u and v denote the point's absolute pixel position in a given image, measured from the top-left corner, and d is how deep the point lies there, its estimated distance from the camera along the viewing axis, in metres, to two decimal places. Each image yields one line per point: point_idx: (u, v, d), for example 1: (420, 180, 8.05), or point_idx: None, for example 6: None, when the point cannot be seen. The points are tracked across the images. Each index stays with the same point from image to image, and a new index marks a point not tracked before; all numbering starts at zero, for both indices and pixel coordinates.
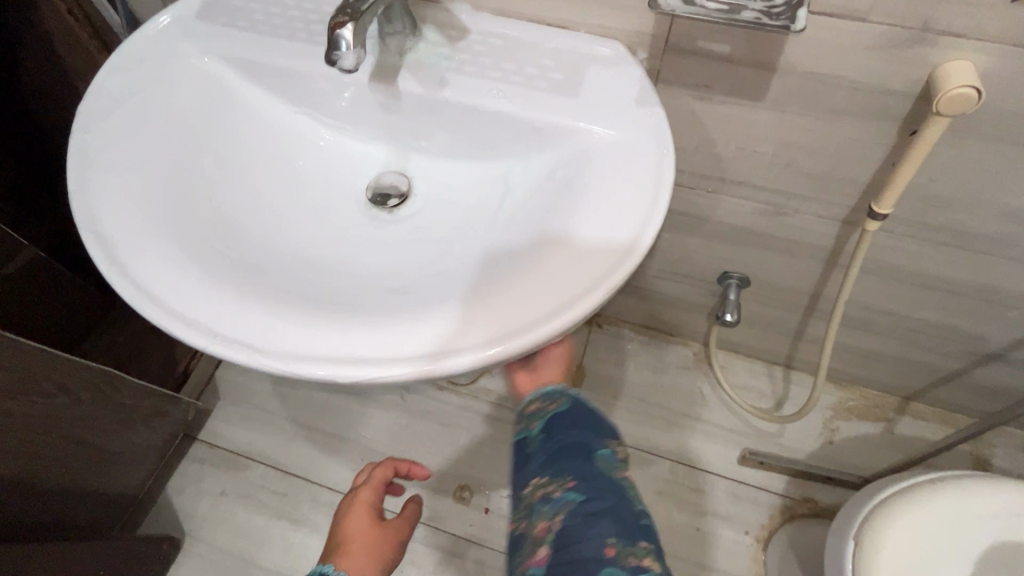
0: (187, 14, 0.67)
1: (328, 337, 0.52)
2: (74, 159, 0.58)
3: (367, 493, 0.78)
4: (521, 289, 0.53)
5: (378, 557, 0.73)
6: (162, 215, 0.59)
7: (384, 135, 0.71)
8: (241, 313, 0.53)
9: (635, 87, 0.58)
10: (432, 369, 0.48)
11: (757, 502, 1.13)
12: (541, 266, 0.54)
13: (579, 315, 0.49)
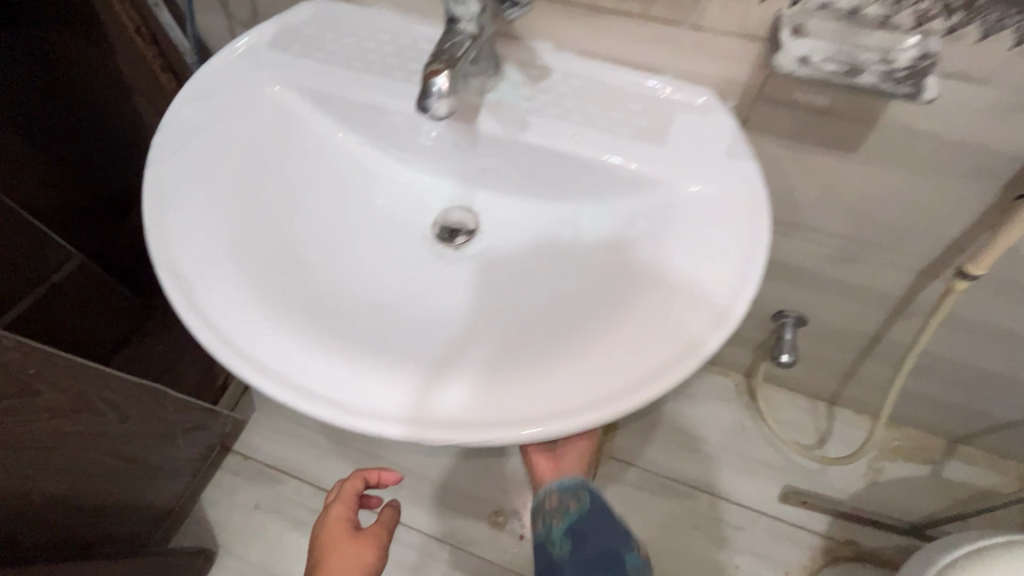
0: (259, 42, 0.66)
1: (408, 393, 0.50)
2: (150, 194, 0.58)
3: (343, 507, 0.75)
4: (607, 350, 0.51)
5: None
6: (235, 253, 0.57)
7: (451, 169, 0.70)
8: (318, 364, 0.52)
9: (726, 137, 0.56)
10: (519, 435, 0.47)
11: (799, 543, 1.10)
12: (627, 325, 0.52)
13: (673, 383, 0.47)
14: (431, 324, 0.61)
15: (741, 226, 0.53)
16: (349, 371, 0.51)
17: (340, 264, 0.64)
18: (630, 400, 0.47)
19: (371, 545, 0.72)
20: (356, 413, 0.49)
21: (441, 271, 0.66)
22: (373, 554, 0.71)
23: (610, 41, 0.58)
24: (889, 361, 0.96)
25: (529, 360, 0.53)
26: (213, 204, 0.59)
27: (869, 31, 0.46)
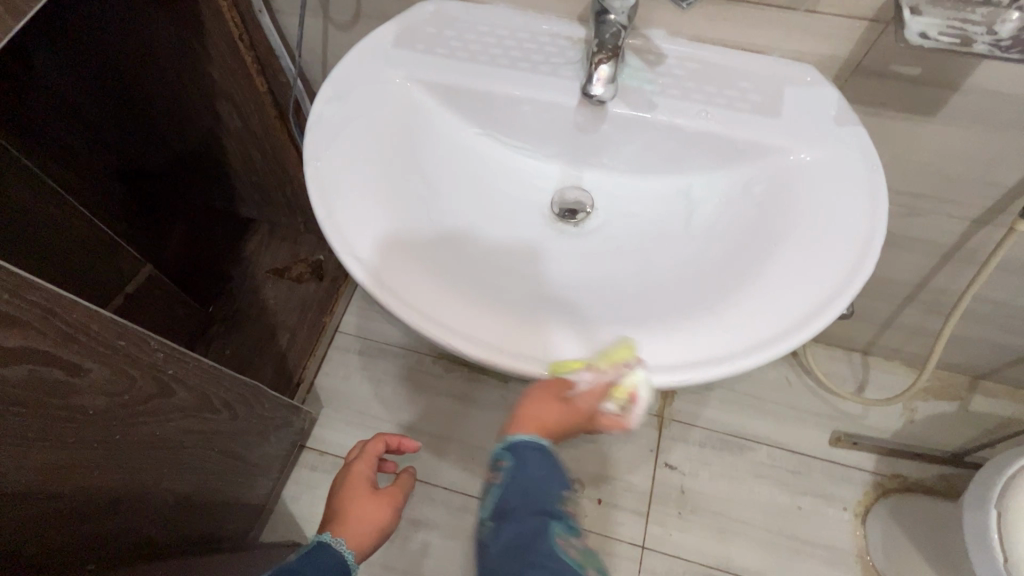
0: (384, 40, 0.70)
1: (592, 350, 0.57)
2: (316, 190, 0.62)
3: (365, 464, 0.83)
4: (757, 300, 0.58)
5: (377, 530, 0.79)
6: (401, 239, 0.63)
7: (563, 153, 0.75)
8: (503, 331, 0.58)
9: (834, 106, 0.64)
10: (704, 376, 0.54)
11: (852, 480, 1.21)
12: (769, 277, 0.60)
13: (828, 320, 0.55)
14: (576, 292, 0.67)
15: (859, 184, 0.61)
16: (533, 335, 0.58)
17: (479, 245, 0.69)
18: (794, 338, 0.54)
19: (388, 503, 0.82)
20: (551, 368, 0.55)
21: (569, 245, 0.72)
22: (394, 512, 0.81)
23: (721, 26, 0.65)
24: (929, 306, 1.06)
25: (684, 315, 0.60)
26: (372, 196, 0.64)
27: (975, 7, 0.54)
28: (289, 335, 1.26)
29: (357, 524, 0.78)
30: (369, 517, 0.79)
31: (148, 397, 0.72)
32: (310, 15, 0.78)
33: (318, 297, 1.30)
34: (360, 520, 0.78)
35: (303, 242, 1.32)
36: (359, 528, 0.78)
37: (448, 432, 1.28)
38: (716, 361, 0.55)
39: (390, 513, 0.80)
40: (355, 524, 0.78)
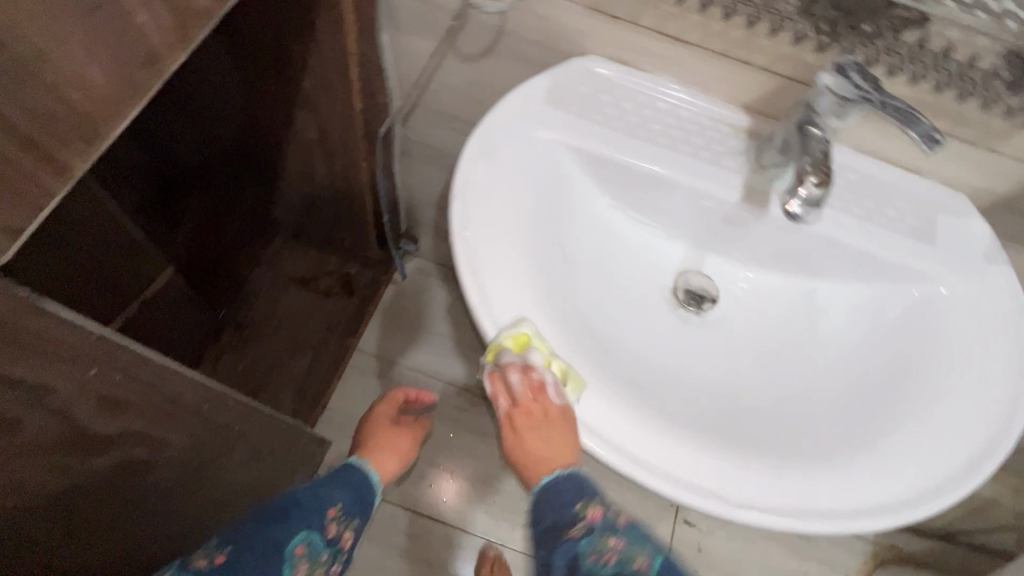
0: (534, 96, 0.63)
1: (760, 480, 0.53)
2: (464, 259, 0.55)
3: (387, 406, 0.86)
4: (905, 439, 0.57)
5: (402, 460, 0.82)
6: (549, 328, 0.57)
7: (693, 236, 0.71)
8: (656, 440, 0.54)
9: (982, 243, 0.64)
10: (879, 523, 0.51)
11: (853, 549, 1.27)
12: (916, 418, 0.58)
13: (996, 471, 0.54)
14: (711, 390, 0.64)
15: (1006, 326, 0.62)
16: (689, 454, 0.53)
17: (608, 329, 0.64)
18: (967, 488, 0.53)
19: (407, 438, 0.85)
20: (725, 500, 0.51)
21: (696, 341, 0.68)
22: (415, 445, 0.86)
23: (889, 143, 0.64)
24: None
25: (837, 444, 0.58)
26: (518, 271, 0.58)
27: None
28: (312, 355, 1.18)
29: (385, 453, 0.79)
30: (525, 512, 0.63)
31: (217, 460, 0.64)
32: (433, 39, 0.70)
33: (345, 314, 1.22)
34: (389, 451, 0.80)
35: (333, 252, 1.22)
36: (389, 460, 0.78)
37: (470, 471, 1.20)
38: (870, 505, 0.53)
39: (412, 445, 0.85)
40: (386, 453, 0.80)
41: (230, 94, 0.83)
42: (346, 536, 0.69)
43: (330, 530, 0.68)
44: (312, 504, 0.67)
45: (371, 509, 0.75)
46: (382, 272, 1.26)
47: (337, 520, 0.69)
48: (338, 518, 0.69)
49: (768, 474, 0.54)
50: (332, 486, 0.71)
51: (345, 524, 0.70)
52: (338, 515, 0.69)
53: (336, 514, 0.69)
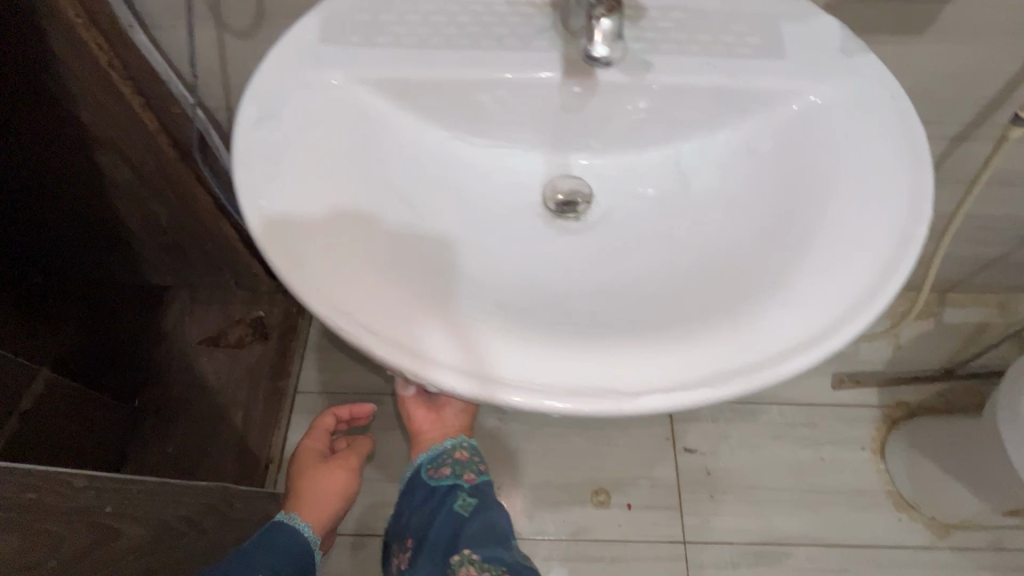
0: (307, 38, 0.56)
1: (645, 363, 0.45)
2: (268, 241, 0.47)
3: (314, 440, 0.92)
4: (825, 266, 0.49)
5: (336, 495, 0.86)
6: (381, 267, 0.50)
7: (547, 141, 0.65)
8: (569, 365, 0.45)
9: (838, 36, 0.58)
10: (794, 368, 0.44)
11: (861, 419, 1.20)
12: (824, 234, 0.51)
13: (902, 282, 0.47)
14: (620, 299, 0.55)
15: (887, 115, 0.54)
16: (593, 363, 0.45)
17: (471, 273, 0.56)
18: (873, 306, 0.46)
19: (336, 470, 0.88)
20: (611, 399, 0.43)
21: (588, 259, 0.60)
22: (349, 474, 0.88)
23: None
24: None
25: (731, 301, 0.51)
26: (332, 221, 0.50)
27: None
28: (242, 412, 1.06)
29: (314, 493, 0.85)
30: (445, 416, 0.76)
31: (209, 500, 0.76)
32: (199, 25, 0.63)
33: (266, 360, 1.11)
34: (315, 486, 0.85)
35: (235, 301, 1.13)
36: (314, 495, 0.85)
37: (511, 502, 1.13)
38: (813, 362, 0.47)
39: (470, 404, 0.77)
40: (318, 488, 0.85)
41: (38, 142, 0.72)
42: (447, 457, 0.69)
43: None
44: (443, 487, 0.66)
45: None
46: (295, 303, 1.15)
47: (458, 476, 0.67)
48: (466, 502, 0.64)
49: (650, 358, 0.45)
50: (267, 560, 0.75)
51: (461, 497, 0.65)
52: None
53: (456, 459, 0.69)
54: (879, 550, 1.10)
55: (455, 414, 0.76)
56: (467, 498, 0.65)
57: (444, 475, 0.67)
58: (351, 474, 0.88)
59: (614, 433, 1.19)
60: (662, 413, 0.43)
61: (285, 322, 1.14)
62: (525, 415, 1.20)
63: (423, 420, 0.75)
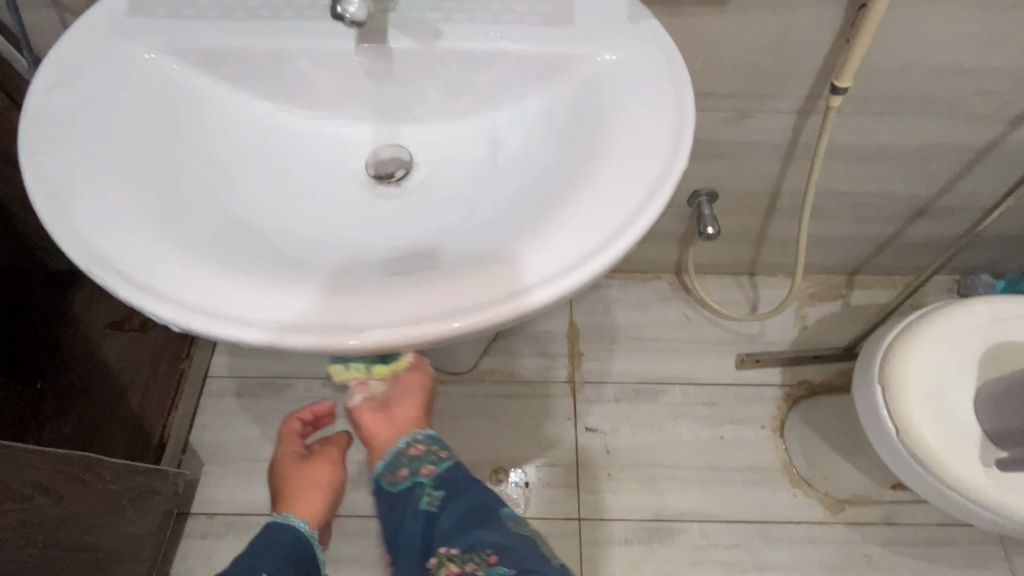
0: (118, 11, 0.60)
1: (387, 302, 0.47)
2: (41, 191, 0.49)
3: (284, 444, 0.78)
4: (591, 205, 0.52)
5: (330, 489, 0.75)
6: (160, 217, 0.52)
7: (371, 112, 0.67)
8: (324, 303, 0.47)
9: (625, 5, 0.61)
10: (525, 306, 0.46)
11: (764, 398, 1.22)
12: (597, 174, 0.54)
13: (643, 228, 0.49)
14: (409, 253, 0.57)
15: (662, 78, 0.57)
16: (337, 302, 0.47)
17: (270, 231, 0.58)
18: (609, 249, 0.48)
19: (321, 465, 0.76)
20: (342, 334, 0.45)
21: (396, 220, 0.62)
22: (336, 467, 0.76)
23: None
24: (790, 212, 1.09)
25: (497, 249, 0.53)
26: (116, 175, 0.52)
27: None
28: (142, 394, 1.09)
29: (304, 494, 0.73)
30: (405, 400, 0.60)
31: (74, 469, 0.80)
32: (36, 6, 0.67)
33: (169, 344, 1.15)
34: (303, 488, 0.73)
35: None
36: (307, 495, 0.73)
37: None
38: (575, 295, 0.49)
39: (416, 397, 0.61)
40: (308, 488, 0.73)
41: None
42: (400, 460, 0.59)
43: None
44: (411, 488, 0.58)
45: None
46: None
47: (415, 474, 0.58)
48: (431, 498, 0.57)
49: (393, 298, 0.47)
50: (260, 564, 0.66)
51: (427, 492, 0.58)
52: None
53: (412, 456, 0.59)
54: (776, 525, 1.11)
55: (407, 410, 0.60)
56: (435, 491, 0.58)
57: (403, 476, 0.59)
58: (335, 470, 0.76)
59: (517, 413, 1.21)
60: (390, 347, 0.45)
61: None
62: None
63: (374, 434, 0.60)
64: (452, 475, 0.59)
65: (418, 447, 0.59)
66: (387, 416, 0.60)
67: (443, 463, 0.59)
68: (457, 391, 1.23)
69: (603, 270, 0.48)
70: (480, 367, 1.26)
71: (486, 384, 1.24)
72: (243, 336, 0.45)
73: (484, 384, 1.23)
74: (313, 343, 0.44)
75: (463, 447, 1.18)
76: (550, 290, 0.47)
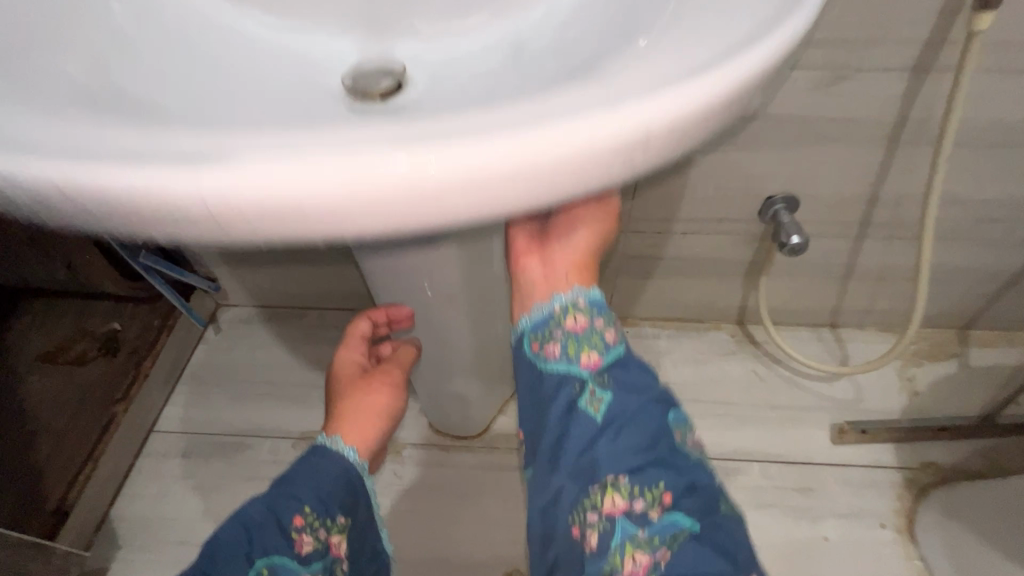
0: None
1: (319, 136, 0.27)
2: None
3: (348, 349, 0.60)
4: (676, 39, 0.32)
5: (387, 417, 0.55)
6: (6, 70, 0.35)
7: (353, 14, 0.50)
8: (213, 139, 0.27)
9: None
10: (556, 142, 0.25)
11: (876, 484, 0.90)
12: (681, 9, 0.34)
13: (772, 51, 0.28)
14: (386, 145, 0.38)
15: None
16: (236, 139, 0.27)
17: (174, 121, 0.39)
18: (714, 73, 0.27)
19: (381, 385, 0.56)
20: (232, 173, 0.25)
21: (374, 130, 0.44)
22: (397, 394, 0.57)
23: None
24: (889, 230, 0.87)
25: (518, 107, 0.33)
26: None
27: None
28: (52, 440, 0.84)
29: (358, 415, 0.54)
30: (577, 229, 0.45)
31: None
32: None
33: (104, 380, 0.91)
34: (358, 407, 0.54)
35: (91, 313, 0.96)
36: (360, 416, 0.53)
37: None
38: (640, 153, 0.27)
39: (593, 236, 0.45)
40: (363, 410, 0.54)
41: None
42: (557, 326, 0.40)
43: (303, 550, 0.45)
44: (563, 375, 0.38)
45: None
46: (158, 316, 0.97)
47: (602, 516, 0.35)
48: (633, 560, 0.34)
49: (331, 132, 0.27)
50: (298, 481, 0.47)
51: (586, 388, 0.37)
52: (307, 521, 0.46)
53: (594, 481, 0.35)
54: None
55: (570, 245, 0.44)
56: (601, 397, 0.37)
57: (583, 518, 0.35)
58: (401, 395, 0.57)
59: None
60: (315, 197, 0.25)
61: (143, 337, 0.95)
62: (430, 467, 0.94)
63: (520, 253, 0.46)
64: (657, 508, 0.34)
65: (602, 460, 0.35)
66: (547, 247, 0.45)
67: (643, 479, 0.35)
68: (463, 461, 0.95)
69: (702, 108, 0.27)
70: (495, 431, 0.98)
71: (501, 454, 0.95)
72: (59, 173, 0.26)
73: (499, 454, 0.95)
74: (184, 183, 0.25)
75: (469, 537, 0.88)
76: (603, 124, 0.26)
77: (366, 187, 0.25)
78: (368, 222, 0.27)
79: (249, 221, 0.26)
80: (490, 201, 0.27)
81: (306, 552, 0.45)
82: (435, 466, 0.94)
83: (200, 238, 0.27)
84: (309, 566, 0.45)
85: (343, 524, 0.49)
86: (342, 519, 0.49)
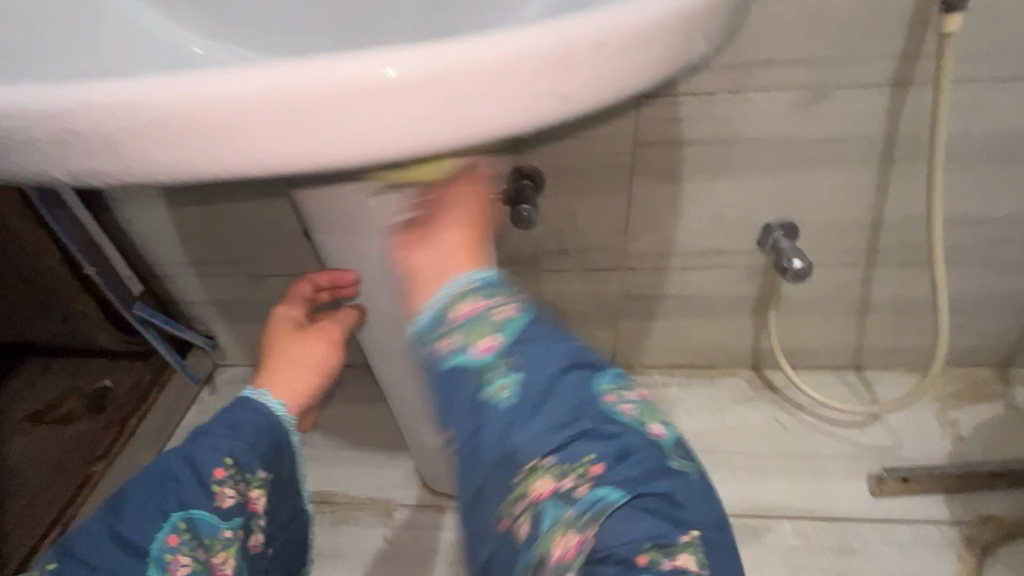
0: None
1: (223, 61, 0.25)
2: None
3: (287, 308, 0.53)
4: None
5: (320, 376, 0.50)
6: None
7: None
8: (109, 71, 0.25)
9: None
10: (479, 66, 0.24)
11: (928, 542, 0.80)
12: None
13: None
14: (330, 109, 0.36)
15: None
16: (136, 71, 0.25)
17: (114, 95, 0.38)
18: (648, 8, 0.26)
19: (316, 343, 0.50)
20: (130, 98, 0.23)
21: None
22: (334, 352, 0.51)
23: None
24: (899, 256, 0.82)
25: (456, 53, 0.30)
26: None
27: None
28: (24, 501, 0.81)
29: (288, 369, 0.48)
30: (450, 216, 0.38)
31: None
32: None
33: (86, 437, 0.88)
34: (288, 364, 0.48)
35: (86, 370, 0.95)
36: (292, 374, 0.48)
37: None
38: (561, 76, 0.25)
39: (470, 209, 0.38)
40: (294, 367, 0.48)
41: None
42: (448, 323, 0.34)
43: (223, 504, 0.42)
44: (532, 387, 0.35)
45: (293, 554, 0.51)
46: (150, 371, 0.96)
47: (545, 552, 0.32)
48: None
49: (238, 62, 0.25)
50: (222, 434, 0.44)
51: (496, 388, 0.33)
52: (232, 474, 0.43)
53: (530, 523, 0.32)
54: None
55: (445, 237, 0.37)
56: (508, 380, 0.33)
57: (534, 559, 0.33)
58: (337, 353, 0.51)
59: None
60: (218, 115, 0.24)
61: (132, 393, 0.93)
62: (423, 531, 0.86)
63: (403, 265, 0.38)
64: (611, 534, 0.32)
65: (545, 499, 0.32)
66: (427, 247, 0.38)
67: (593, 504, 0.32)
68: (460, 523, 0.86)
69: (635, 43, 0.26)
70: None
71: None
72: None
73: None
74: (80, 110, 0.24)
75: None
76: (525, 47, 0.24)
77: (257, 98, 0.23)
78: (271, 149, 0.25)
79: (135, 144, 0.24)
80: (410, 138, 0.25)
81: (227, 506, 0.42)
82: (429, 529, 0.86)
83: (99, 179, 0.26)
84: (230, 521, 0.42)
85: (266, 480, 0.45)
86: (265, 473, 0.45)
